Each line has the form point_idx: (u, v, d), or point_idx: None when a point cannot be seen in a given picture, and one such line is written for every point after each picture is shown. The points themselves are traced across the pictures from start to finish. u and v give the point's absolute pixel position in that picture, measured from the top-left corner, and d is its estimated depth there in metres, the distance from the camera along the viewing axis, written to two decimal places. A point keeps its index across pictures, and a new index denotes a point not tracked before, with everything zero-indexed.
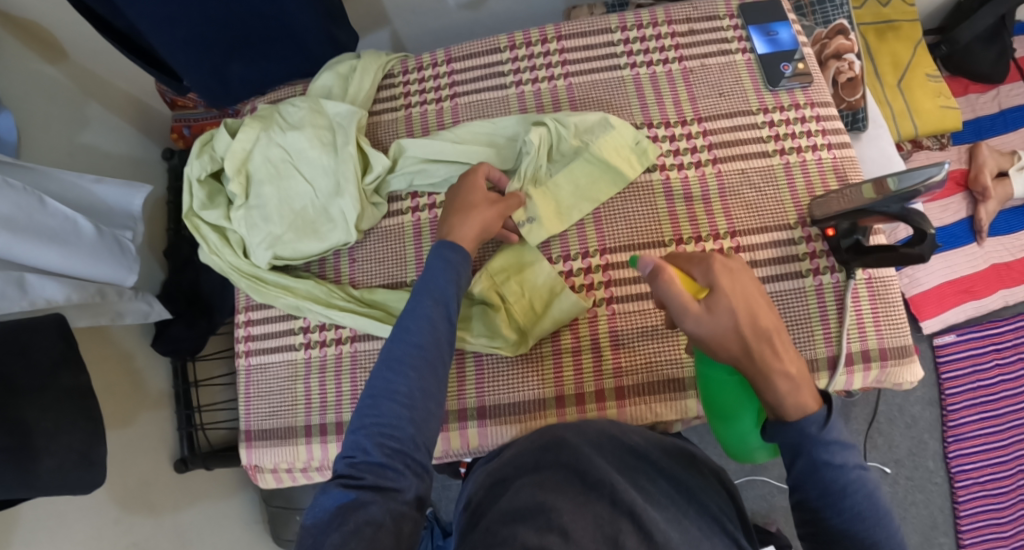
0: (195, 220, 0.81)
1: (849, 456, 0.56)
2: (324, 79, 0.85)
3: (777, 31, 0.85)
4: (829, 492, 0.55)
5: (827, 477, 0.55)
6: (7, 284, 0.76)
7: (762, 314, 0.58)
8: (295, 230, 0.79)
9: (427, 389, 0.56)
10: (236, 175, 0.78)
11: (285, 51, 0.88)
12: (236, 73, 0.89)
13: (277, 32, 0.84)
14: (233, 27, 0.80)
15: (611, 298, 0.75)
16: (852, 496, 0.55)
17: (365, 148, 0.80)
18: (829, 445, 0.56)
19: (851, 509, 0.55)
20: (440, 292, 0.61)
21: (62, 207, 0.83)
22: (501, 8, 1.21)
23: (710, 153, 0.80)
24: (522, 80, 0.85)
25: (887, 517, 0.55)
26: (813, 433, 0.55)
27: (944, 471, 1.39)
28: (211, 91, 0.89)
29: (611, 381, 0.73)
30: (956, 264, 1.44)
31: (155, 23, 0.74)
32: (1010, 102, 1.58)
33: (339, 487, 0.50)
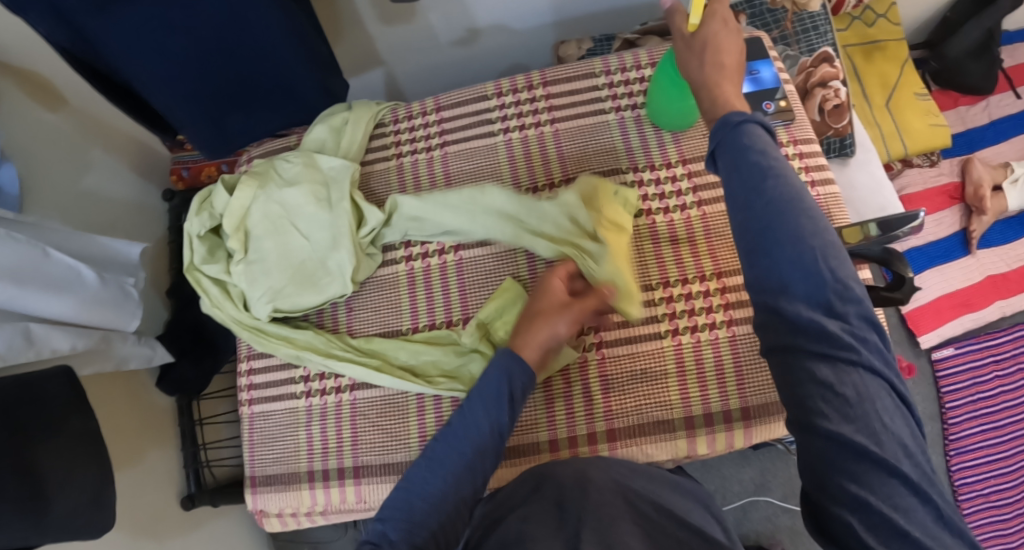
0: (196, 274, 0.83)
1: (782, 173, 0.53)
2: (318, 131, 0.88)
3: (759, 70, 0.88)
4: (749, 198, 0.53)
5: (742, 174, 0.54)
6: (14, 335, 0.78)
7: (727, 49, 0.61)
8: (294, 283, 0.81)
9: (453, 491, 0.60)
10: (234, 232, 0.81)
11: (281, 105, 0.91)
12: (235, 126, 0.91)
13: (274, 89, 0.87)
14: (231, 83, 0.83)
15: (601, 343, 0.77)
16: (772, 196, 0.52)
17: (360, 203, 0.82)
18: (740, 134, 0.55)
19: (769, 202, 0.52)
20: (494, 410, 0.63)
21: (65, 257, 0.86)
22: (491, 44, 1.24)
23: (695, 195, 0.81)
24: (510, 126, 0.87)
25: (817, 227, 0.51)
26: (733, 122, 0.55)
27: (948, 484, 1.39)
28: (212, 146, 0.92)
29: (603, 423, 0.75)
30: (950, 278, 1.45)
31: (152, 80, 0.77)
32: (1000, 113, 1.60)
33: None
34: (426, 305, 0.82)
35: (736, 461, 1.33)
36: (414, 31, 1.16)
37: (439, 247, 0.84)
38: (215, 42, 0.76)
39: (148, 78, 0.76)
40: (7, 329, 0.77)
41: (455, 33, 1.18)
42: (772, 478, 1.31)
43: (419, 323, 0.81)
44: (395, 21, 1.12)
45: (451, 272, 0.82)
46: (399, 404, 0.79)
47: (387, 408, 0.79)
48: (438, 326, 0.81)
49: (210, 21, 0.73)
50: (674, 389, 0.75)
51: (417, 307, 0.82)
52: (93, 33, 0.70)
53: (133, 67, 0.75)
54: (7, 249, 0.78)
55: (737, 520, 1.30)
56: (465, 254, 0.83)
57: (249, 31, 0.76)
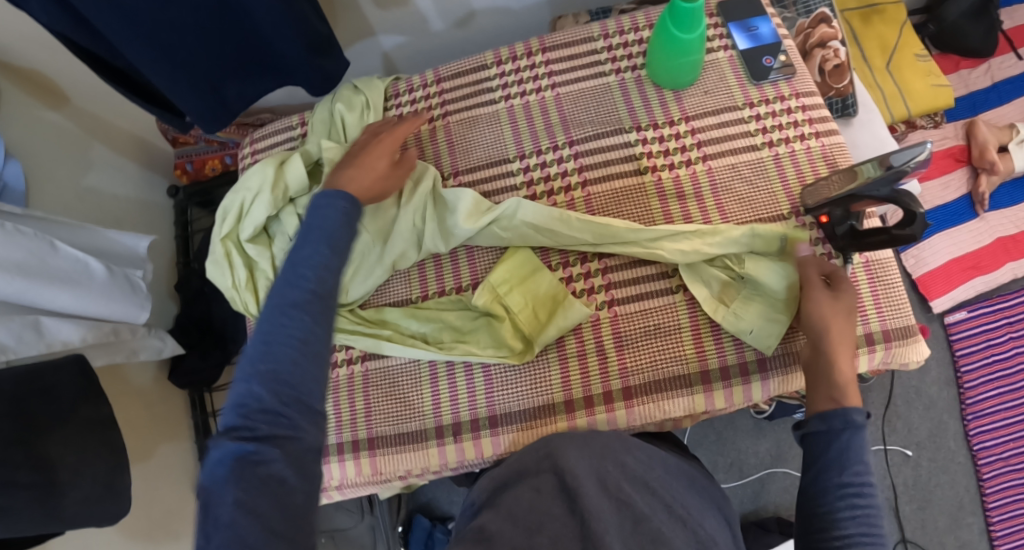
0: (231, 246, 0.84)
1: None
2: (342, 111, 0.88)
3: (757, 27, 0.88)
4: None
5: None
6: (24, 328, 0.79)
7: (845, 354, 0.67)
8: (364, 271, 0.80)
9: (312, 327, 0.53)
10: None
11: (271, 71, 0.94)
12: (233, 94, 0.93)
13: (266, 52, 0.90)
14: (225, 50, 0.86)
15: (613, 301, 0.77)
16: None
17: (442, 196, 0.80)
18: None
19: None
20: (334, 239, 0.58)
21: (73, 251, 0.85)
22: (488, 25, 1.24)
23: (699, 150, 0.81)
24: (511, 93, 0.87)
25: None
26: None
27: (966, 450, 1.36)
28: (214, 120, 0.93)
29: (618, 381, 0.74)
30: (959, 241, 1.44)
31: (152, 56, 0.79)
32: (1003, 75, 1.58)
33: (231, 441, 0.48)
34: (434, 274, 0.82)
35: (752, 434, 1.32)
36: (409, 14, 1.16)
37: None
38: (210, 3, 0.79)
39: (148, 55, 0.78)
40: (16, 323, 0.78)
41: (451, 14, 1.18)
42: (789, 449, 1.30)
43: (428, 291, 0.82)
44: (390, 4, 1.12)
45: None
46: (411, 372, 0.79)
47: (399, 376, 0.79)
48: (447, 293, 0.81)
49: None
50: (688, 342, 0.74)
51: (426, 276, 0.82)
52: (93, 18, 0.72)
53: (134, 48, 0.76)
54: (14, 244, 0.78)
55: (756, 495, 1.29)
56: None
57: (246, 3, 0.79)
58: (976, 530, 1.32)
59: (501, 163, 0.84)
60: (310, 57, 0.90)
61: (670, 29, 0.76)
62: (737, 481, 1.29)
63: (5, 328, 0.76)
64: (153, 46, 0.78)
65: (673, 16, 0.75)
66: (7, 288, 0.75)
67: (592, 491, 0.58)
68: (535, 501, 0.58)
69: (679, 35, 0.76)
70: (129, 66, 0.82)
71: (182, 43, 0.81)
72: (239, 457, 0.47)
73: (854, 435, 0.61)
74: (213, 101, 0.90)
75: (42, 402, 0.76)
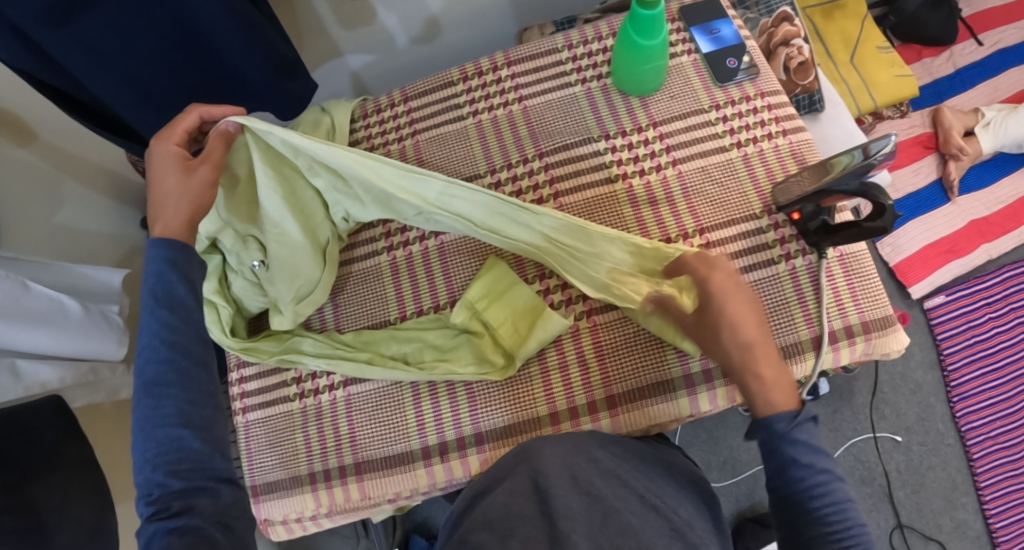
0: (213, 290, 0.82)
1: None
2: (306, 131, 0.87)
3: (719, 29, 0.89)
4: None
5: None
6: (0, 373, 0.77)
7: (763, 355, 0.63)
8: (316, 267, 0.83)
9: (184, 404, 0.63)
10: (243, 244, 0.80)
11: (234, 97, 0.93)
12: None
13: (230, 76, 0.89)
14: (191, 73, 0.85)
15: (592, 311, 0.77)
16: None
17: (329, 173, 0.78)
18: None
19: None
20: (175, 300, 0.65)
21: (45, 289, 0.83)
22: (454, 40, 1.24)
23: (669, 155, 0.82)
24: (479, 108, 0.87)
25: None
26: None
27: (955, 431, 1.37)
28: None
29: (602, 390, 0.74)
30: (934, 227, 1.46)
31: (119, 84, 0.78)
32: (964, 61, 1.61)
33: (154, 523, 0.58)
34: (412, 293, 0.82)
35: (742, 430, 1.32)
36: (375, 32, 1.16)
37: (420, 235, 0.84)
38: (166, 22, 0.79)
39: (115, 83, 0.78)
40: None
41: (416, 30, 1.18)
42: None
43: (406, 311, 0.81)
44: (355, 23, 1.12)
45: (434, 256, 0.83)
46: (395, 395, 0.78)
47: (383, 399, 0.78)
48: (426, 312, 0.81)
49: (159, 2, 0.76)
50: (669, 346, 0.75)
51: (403, 296, 0.82)
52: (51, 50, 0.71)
53: (101, 77, 0.76)
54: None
55: (751, 491, 1.29)
56: (446, 237, 0.83)
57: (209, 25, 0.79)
58: (970, 510, 1.33)
59: (472, 178, 0.84)
60: (271, 76, 0.90)
61: (630, 34, 0.77)
62: (731, 479, 1.29)
63: None
64: (113, 75, 0.77)
65: (634, 23, 0.76)
66: None
67: (571, 494, 0.57)
68: (511, 505, 0.58)
69: (640, 41, 0.77)
70: (95, 101, 0.81)
71: (147, 71, 0.80)
72: (167, 532, 0.58)
73: (787, 441, 0.60)
74: None
75: (15, 446, 0.74)
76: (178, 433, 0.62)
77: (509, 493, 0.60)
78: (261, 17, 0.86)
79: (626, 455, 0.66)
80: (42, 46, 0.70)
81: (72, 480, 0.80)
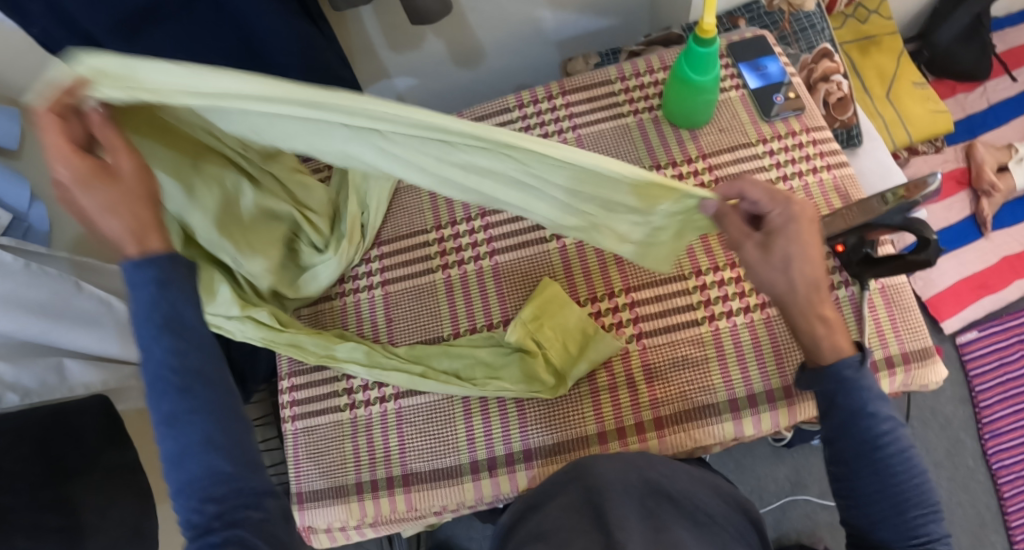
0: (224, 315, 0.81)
1: None
2: None
3: (765, 66, 0.92)
4: None
5: None
6: (48, 372, 0.84)
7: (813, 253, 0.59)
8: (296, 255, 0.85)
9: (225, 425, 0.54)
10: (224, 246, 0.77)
11: None
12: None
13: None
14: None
15: (641, 334, 0.79)
16: None
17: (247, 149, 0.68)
18: None
19: None
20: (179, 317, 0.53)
21: (96, 290, 0.88)
22: (499, 66, 1.29)
23: (717, 187, 0.84)
24: (533, 136, 0.91)
25: None
26: None
27: (986, 469, 1.36)
28: None
29: (649, 412, 0.76)
30: (967, 261, 1.47)
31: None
32: (998, 97, 1.63)
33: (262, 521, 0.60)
34: (465, 312, 0.85)
35: (770, 459, 1.33)
36: (425, 57, 1.21)
37: (473, 255, 0.88)
38: (234, 44, 0.83)
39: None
40: (40, 366, 0.83)
41: (464, 57, 1.23)
42: (808, 475, 1.31)
43: (460, 328, 0.84)
44: (406, 48, 1.17)
45: (488, 276, 0.86)
46: (446, 409, 0.81)
47: (434, 413, 0.81)
48: (478, 329, 0.83)
49: (226, 23, 0.81)
50: (716, 372, 0.76)
51: (457, 314, 0.85)
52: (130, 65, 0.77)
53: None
54: (41, 284, 0.80)
55: (778, 521, 1.28)
56: (501, 259, 0.86)
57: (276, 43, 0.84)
58: None
59: None
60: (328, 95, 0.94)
61: (684, 68, 0.80)
62: (758, 509, 1.29)
63: (29, 372, 0.81)
64: None
65: (689, 59, 0.79)
66: (31, 331, 0.78)
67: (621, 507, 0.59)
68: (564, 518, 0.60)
69: (694, 76, 0.80)
70: None
71: None
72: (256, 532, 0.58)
73: (849, 392, 0.61)
74: None
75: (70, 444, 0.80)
76: (208, 462, 0.53)
77: (564, 508, 0.63)
78: (318, 34, 0.88)
79: (675, 474, 0.68)
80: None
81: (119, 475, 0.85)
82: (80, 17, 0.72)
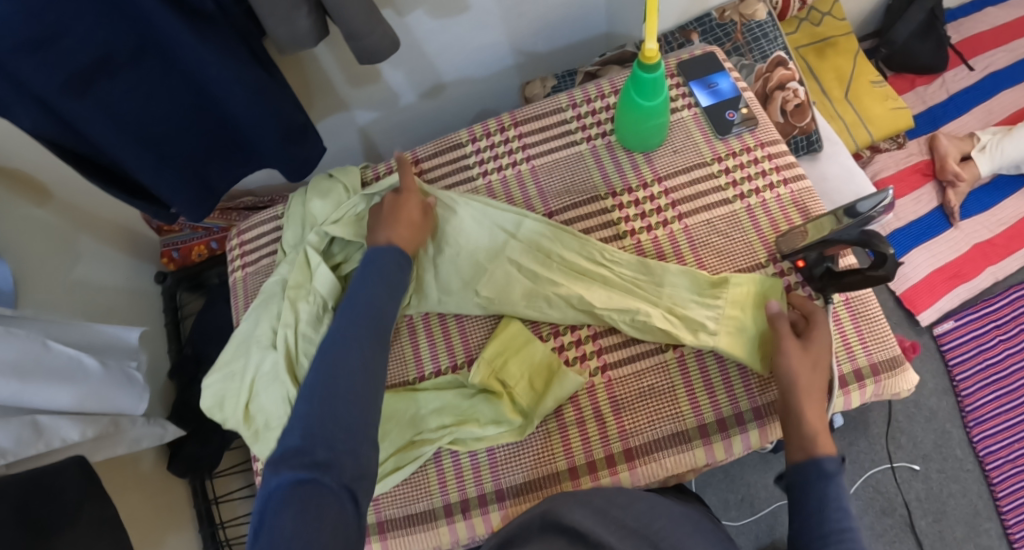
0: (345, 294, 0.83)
1: None
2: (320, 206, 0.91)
3: (716, 83, 0.92)
4: None
5: None
6: (23, 428, 0.78)
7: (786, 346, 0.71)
8: (262, 330, 0.84)
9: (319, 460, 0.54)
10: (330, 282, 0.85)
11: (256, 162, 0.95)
12: (216, 175, 0.95)
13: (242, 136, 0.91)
14: (205, 136, 0.89)
15: (606, 366, 0.79)
16: None
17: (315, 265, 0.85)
18: None
19: None
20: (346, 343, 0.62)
21: (64, 347, 0.85)
22: (459, 94, 1.29)
23: (674, 210, 0.84)
24: (488, 169, 0.91)
25: None
26: None
27: (973, 457, 1.36)
28: (199, 207, 0.94)
29: (620, 444, 0.75)
30: (939, 252, 1.48)
31: (139, 149, 0.81)
32: (957, 87, 1.65)
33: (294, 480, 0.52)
34: (429, 354, 0.83)
35: (759, 467, 1.32)
36: (382, 90, 1.20)
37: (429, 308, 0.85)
38: (179, 89, 0.81)
39: (134, 146, 0.81)
40: (15, 424, 0.77)
41: (422, 87, 1.23)
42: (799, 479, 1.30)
43: (425, 371, 0.83)
44: (363, 82, 1.16)
45: (451, 316, 0.85)
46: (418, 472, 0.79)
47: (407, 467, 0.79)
48: (443, 372, 0.82)
49: (176, 75, 0.79)
50: (683, 400, 0.76)
51: (421, 357, 0.83)
52: (73, 120, 0.73)
53: (121, 141, 0.79)
54: (6, 344, 0.77)
55: (771, 528, 1.27)
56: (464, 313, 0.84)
57: (213, 85, 0.79)
58: (995, 537, 1.30)
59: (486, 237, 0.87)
60: (283, 140, 0.90)
61: (629, 87, 0.80)
62: (750, 517, 1.29)
63: (5, 430, 0.75)
64: (127, 136, 0.79)
65: (635, 85, 0.79)
66: (2, 391, 0.75)
67: None
68: None
69: (642, 100, 0.79)
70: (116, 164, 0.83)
71: (162, 132, 0.84)
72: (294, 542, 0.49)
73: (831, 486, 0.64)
74: (196, 184, 0.92)
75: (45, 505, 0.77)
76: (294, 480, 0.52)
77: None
78: (270, 81, 0.85)
79: (654, 510, 0.68)
80: (67, 117, 0.72)
81: (104, 532, 0.83)
82: (24, 79, 0.66)
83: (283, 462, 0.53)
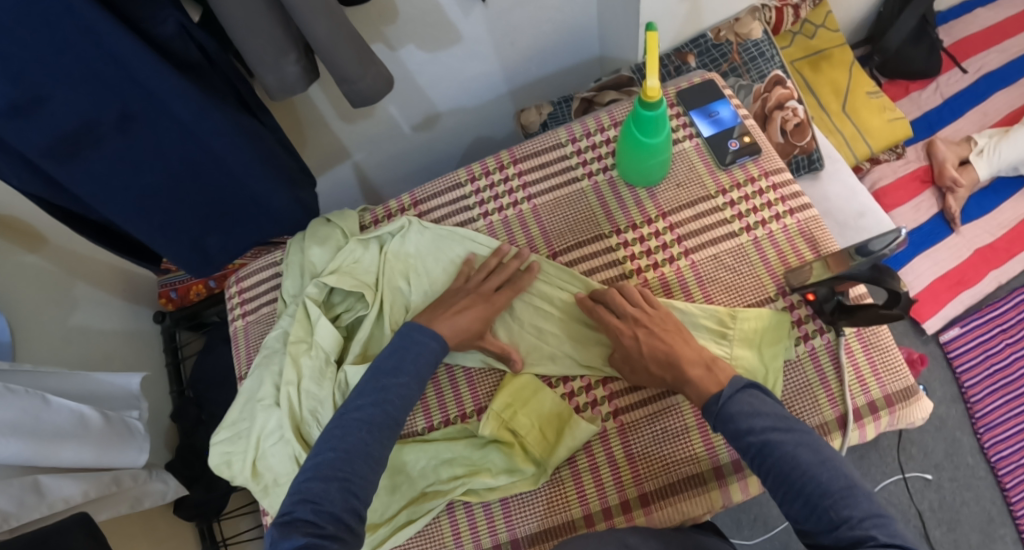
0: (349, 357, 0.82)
1: None
2: (319, 253, 0.90)
3: (716, 111, 0.91)
4: None
5: None
6: (24, 492, 0.76)
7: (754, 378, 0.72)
8: (265, 388, 0.83)
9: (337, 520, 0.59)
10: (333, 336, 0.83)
11: (254, 213, 0.94)
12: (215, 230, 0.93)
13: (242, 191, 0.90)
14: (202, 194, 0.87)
15: (617, 411, 0.78)
16: None
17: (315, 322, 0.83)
18: None
19: None
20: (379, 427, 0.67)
21: (66, 401, 0.83)
22: (453, 122, 1.28)
23: (680, 245, 0.83)
24: (488, 209, 0.91)
25: None
26: None
27: (986, 463, 1.34)
28: (196, 254, 0.92)
29: (634, 488, 0.74)
30: (942, 259, 1.47)
31: (132, 212, 0.81)
32: (951, 90, 1.64)
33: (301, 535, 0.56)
34: (437, 403, 0.82)
35: None
36: (377, 122, 1.19)
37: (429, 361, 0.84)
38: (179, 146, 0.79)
39: (127, 201, 0.79)
40: (17, 487, 0.75)
41: (417, 118, 1.22)
42: None
43: (433, 422, 0.81)
44: (356, 117, 1.15)
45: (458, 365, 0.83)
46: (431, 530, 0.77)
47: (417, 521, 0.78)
48: (452, 421, 0.81)
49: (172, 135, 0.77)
50: (697, 442, 0.75)
51: (428, 406, 0.82)
52: (63, 179, 0.72)
53: (110, 201, 0.78)
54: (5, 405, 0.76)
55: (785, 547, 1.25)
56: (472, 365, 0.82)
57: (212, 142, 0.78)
58: (1011, 542, 1.28)
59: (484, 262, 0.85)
60: (282, 187, 0.89)
61: (628, 118, 0.80)
62: (763, 536, 1.27)
63: (6, 494, 0.74)
64: (121, 193, 0.78)
65: (637, 122, 0.78)
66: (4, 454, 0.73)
67: None
68: None
69: (644, 138, 0.79)
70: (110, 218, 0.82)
71: (160, 190, 0.82)
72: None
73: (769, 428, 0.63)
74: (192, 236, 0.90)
75: None
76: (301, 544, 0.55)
77: None
78: (264, 129, 0.84)
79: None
80: (54, 174, 0.71)
81: None
82: (11, 140, 0.66)
83: (291, 527, 0.57)
